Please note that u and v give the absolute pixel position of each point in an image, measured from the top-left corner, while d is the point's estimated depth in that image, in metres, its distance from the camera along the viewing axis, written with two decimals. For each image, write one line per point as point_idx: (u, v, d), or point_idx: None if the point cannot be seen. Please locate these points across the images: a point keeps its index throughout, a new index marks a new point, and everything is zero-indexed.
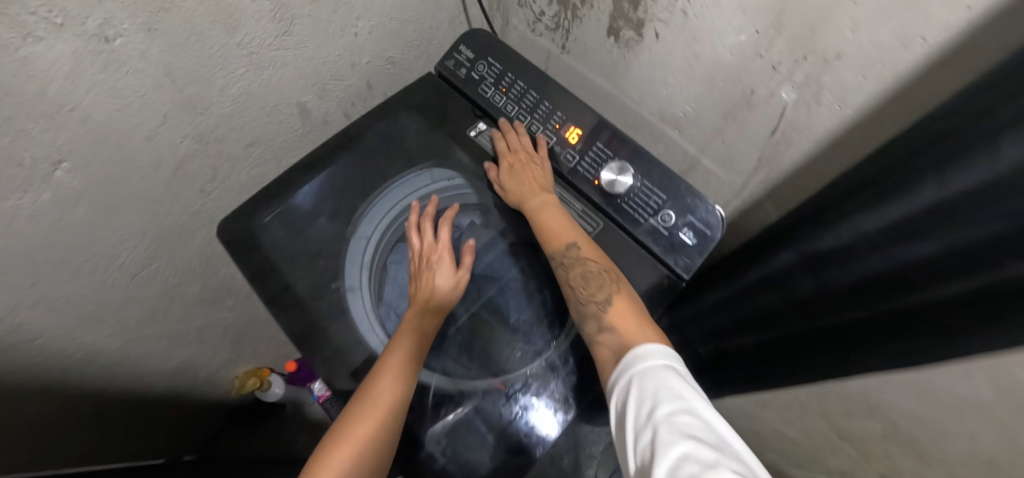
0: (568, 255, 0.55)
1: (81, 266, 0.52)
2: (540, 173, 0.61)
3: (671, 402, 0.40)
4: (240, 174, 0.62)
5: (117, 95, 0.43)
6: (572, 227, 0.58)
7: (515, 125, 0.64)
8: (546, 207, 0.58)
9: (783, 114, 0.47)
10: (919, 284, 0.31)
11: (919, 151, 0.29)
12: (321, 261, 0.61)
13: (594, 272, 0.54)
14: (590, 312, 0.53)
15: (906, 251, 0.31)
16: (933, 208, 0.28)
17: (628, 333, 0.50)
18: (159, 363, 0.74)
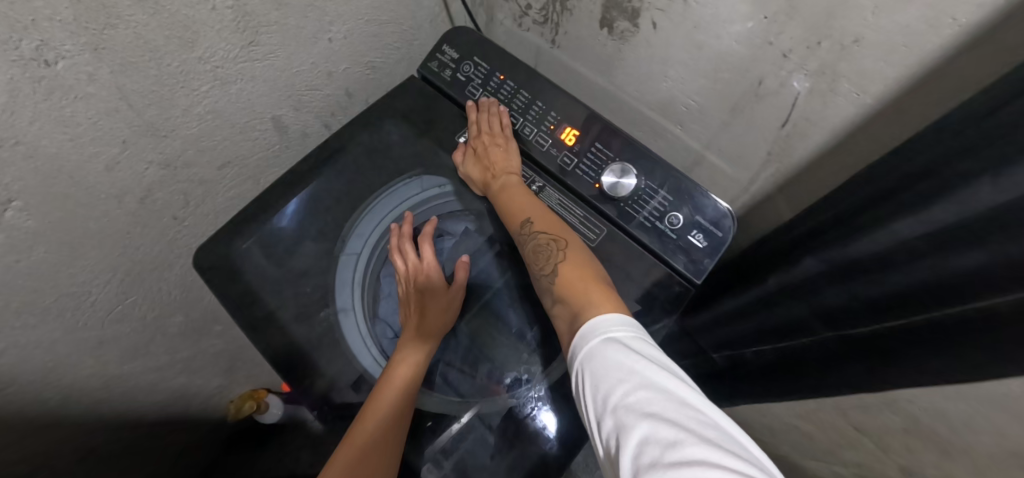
0: (521, 233, 0.54)
1: (48, 308, 0.47)
2: (495, 149, 0.58)
3: (623, 380, 0.36)
4: (214, 198, 0.58)
5: (66, 124, 0.38)
6: (524, 204, 0.55)
7: (485, 104, 0.61)
8: (502, 189, 0.57)
9: (796, 104, 0.44)
10: (953, 300, 0.28)
11: (972, 148, 0.25)
12: (308, 284, 0.58)
13: (545, 245, 0.52)
14: (545, 287, 0.52)
15: (941, 264, 0.28)
16: (980, 216, 0.25)
17: (578, 300, 0.47)
18: (148, 398, 0.69)
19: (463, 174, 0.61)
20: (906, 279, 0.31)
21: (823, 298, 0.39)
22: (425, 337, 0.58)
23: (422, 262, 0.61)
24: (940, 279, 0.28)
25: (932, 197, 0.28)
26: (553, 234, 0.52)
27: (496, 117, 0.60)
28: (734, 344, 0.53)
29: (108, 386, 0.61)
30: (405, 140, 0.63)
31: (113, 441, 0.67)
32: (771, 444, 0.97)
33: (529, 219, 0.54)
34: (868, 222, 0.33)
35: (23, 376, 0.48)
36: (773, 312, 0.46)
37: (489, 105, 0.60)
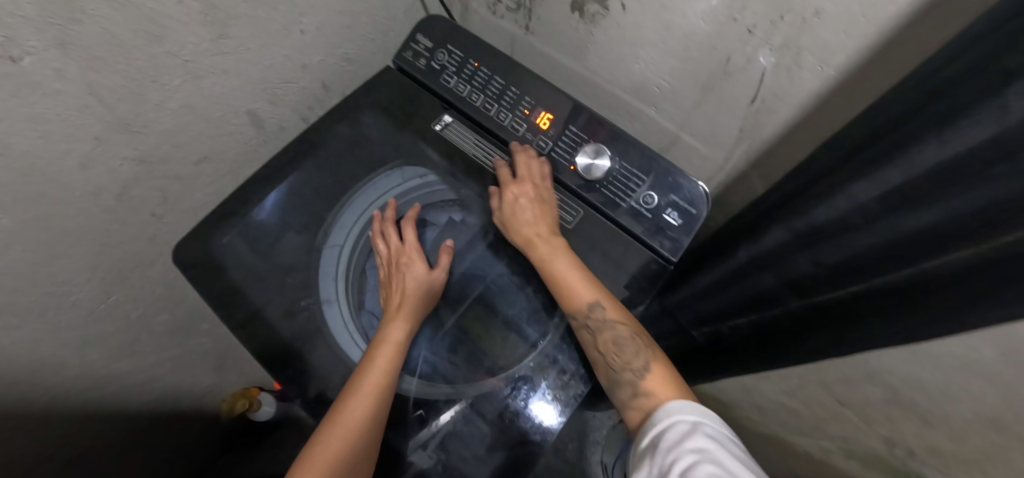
0: (594, 318, 0.52)
1: (28, 308, 0.47)
2: (551, 215, 0.57)
3: (691, 453, 0.39)
4: (193, 194, 0.58)
5: (36, 121, 0.38)
6: (595, 281, 0.53)
7: (527, 149, 0.58)
8: (558, 257, 0.54)
9: (762, 80, 0.44)
10: (919, 255, 0.29)
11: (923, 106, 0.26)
12: (291, 278, 0.57)
13: (626, 335, 0.52)
14: (622, 379, 0.52)
15: (903, 221, 0.29)
16: (937, 169, 0.26)
17: (663, 393, 0.49)
18: (136, 397, 0.69)
19: (508, 226, 0.57)
20: (871, 240, 0.32)
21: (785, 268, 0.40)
22: (404, 314, 0.58)
23: (404, 245, 0.62)
24: (899, 239, 0.30)
25: (885, 159, 0.29)
26: (628, 321, 0.52)
27: (537, 164, 0.57)
28: (710, 319, 0.55)
29: (95, 386, 0.61)
30: (383, 132, 0.62)
31: (103, 442, 0.68)
32: (762, 422, 0.99)
33: (602, 302, 0.52)
34: (827, 188, 0.34)
35: (7, 377, 0.49)
36: (744, 284, 0.47)
37: (539, 159, 0.57)
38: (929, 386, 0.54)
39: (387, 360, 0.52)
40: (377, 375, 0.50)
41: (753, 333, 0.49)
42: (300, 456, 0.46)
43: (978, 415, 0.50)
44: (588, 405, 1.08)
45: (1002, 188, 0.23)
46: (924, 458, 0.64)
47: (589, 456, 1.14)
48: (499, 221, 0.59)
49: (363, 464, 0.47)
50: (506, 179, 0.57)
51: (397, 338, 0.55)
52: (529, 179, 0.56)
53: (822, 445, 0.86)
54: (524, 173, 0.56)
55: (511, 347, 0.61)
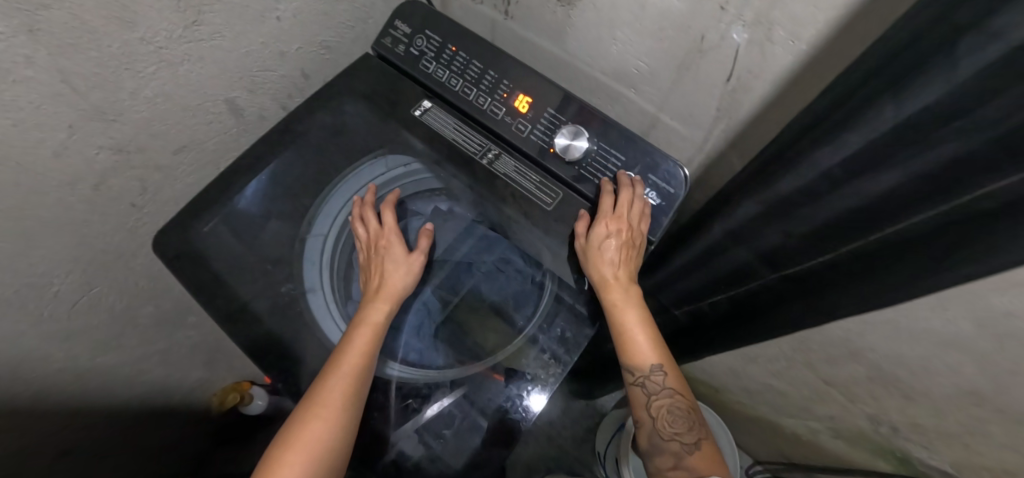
0: (653, 380, 0.52)
1: (9, 300, 0.47)
2: (632, 261, 0.55)
3: None
4: (173, 184, 0.58)
5: (8, 108, 0.38)
6: (659, 342, 0.53)
7: (633, 184, 0.54)
8: (633, 310, 0.53)
9: (736, 56, 0.44)
10: (895, 216, 0.30)
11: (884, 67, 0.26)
12: (272, 268, 0.57)
13: (681, 406, 0.52)
14: (666, 445, 0.51)
15: (872, 183, 0.29)
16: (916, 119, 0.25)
17: (704, 468, 0.48)
18: (124, 391, 0.69)
19: (589, 257, 0.54)
20: (851, 204, 0.32)
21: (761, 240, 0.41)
22: (386, 295, 0.57)
23: (383, 228, 0.60)
24: (885, 198, 0.30)
25: (851, 124, 0.29)
26: (686, 394, 0.52)
27: (638, 203, 0.53)
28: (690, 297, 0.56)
29: (81, 379, 0.61)
30: (363, 120, 0.61)
31: (93, 436, 0.68)
32: (750, 404, 1.01)
33: (665, 367, 0.52)
34: (793, 157, 0.34)
35: None
36: (720, 261, 0.47)
37: (642, 201, 0.53)
38: (909, 362, 0.55)
39: (365, 342, 0.52)
40: (355, 357, 0.50)
41: (736, 308, 0.50)
42: (277, 438, 0.46)
43: (957, 388, 0.51)
44: (579, 392, 1.08)
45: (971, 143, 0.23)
46: (907, 434, 0.65)
47: (582, 444, 1.14)
48: (579, 250, 0.55)
49: (342, 446, 0.47)
50: (605, 208, 0.53)
51: (377, 319, 0.54)
52: (627, 219, 0.52)
53: (810, 426, 0.87)
54: (625, 212, 0.52)
55: (501, 333, 0.62)
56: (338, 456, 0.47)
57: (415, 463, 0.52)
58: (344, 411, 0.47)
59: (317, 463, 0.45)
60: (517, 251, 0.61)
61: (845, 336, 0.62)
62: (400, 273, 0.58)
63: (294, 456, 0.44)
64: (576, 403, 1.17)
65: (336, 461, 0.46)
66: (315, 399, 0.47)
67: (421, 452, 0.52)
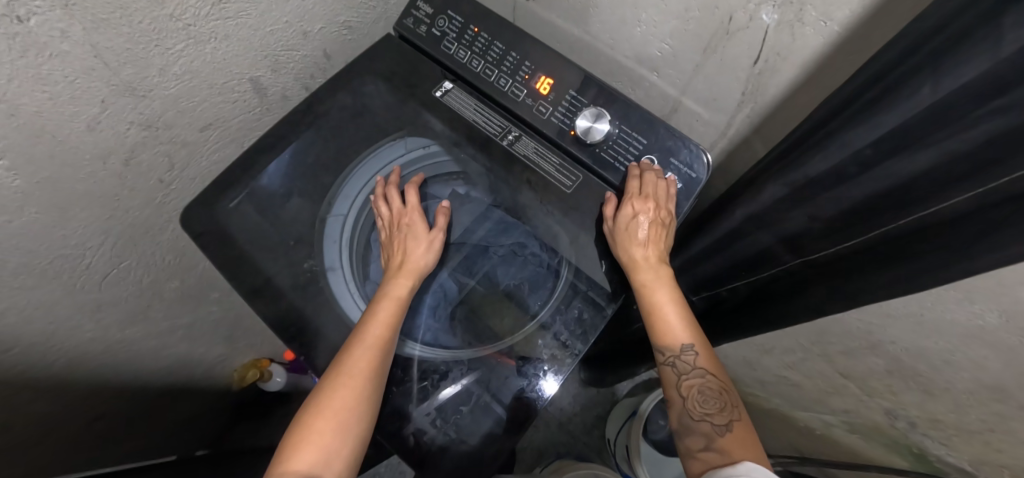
0: (683, 359, 0.52)
1: (45, 270, 0.49)
2: (662, 241, 0.55)
3: None
4: (198, 161, 0.59)
5: (44, 82, 0.39)
6: (690, 321, 0.53)
7: (655, 169, 0.54)
8: (659, 288, 0.53)
9: (766, 37, 0.42)
10: (918, 203, 0.30)
11: (927, 42, 0.25)
12: (293, 245, 0.58)
13: (712, 387, 0.51)
14: (696, 427, 0.49)
15: (902, 166, 0.29)
16: (965, 92, 0.24)
17: (736, 451, 0.45)
18: (150, 363, 0.72)
19: (615, 237, 0.54)
20: (882, 186, 0.31)
21: (783, 224, 0.41)
22: (409, 271, 0.57)
23: (405, 208, 0.61)
24: (920, 182, 0.29)
25: (888, 103, 0.28)
26: (718, 376, 0.51)
27: (663, 184, 0.53)
28: (708, 285, 0.56)
29: (111, 351, 0.63)
30: (383, 100, 0.62)
31: (122, 405, 0.70)
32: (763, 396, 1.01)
33: (696, 347, 0.51)
34: (823, 137, 0.34)
35: (27, 338, 0.51)
36: (741, 245, 0.48)
37: (668, 181, 0.53)
38: (931, 356, 0.54)
39: (389, 315, 0.53)
40: (380, 328, 0.51)
41: (754, 295, 0.50)
42: (305, 405, 0.47)
43: (980, 384, 0.50)
44: (592, 379, 1.09)
45: (992, 129, 0.23)
46: (925, 430, 0.64)
47: (591, 430, 1.15)
48: (607, 234, 0.56)
49: (367, 416, 0.48)
50: (631, 190, 0.53)
51: (401, 293, 0.55)
52: (654, 198, 0.52)
53: (824, 419, 0.86)
54: (649, 192, 0.52)
55: (515, 319, 0.61)
56: (363, 428, 0.47)
57: (431, 439, 0.53)
58: (369, 381, 0.48)
59: (343, 431, 0.46)
60: (533, 237, 0.59)
61: (866, 328, 0.61)
62: (421, 250, 0.59)
63: (322, 423, 0.45)
64: (587, 391, 1.18)
65: (361, 432, 0.47)
66: (341, 369, 0.48)
67: (436, 430, 0.53)
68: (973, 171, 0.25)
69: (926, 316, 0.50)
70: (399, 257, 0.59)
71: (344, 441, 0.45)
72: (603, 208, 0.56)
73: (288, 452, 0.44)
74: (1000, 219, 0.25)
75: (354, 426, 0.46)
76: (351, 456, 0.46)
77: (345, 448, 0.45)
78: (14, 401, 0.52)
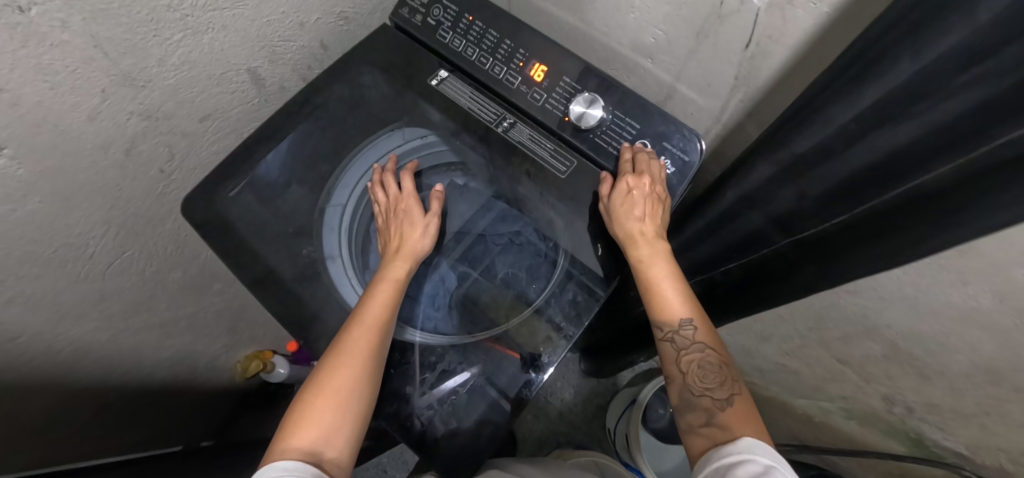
0: (683, 334, 0.52)
1: (49, 259, 0.50)
2: (659, 216, 0.54)
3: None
4: (198, 151, 0.60)
5: (45, 72, 0.39)
6: (690, 298, 0.52)
7: (648, 150, 0.54)
8: (658, 264, 0.52)
9: (756, 20, 0.43)
10: (902, 177, 0.30)
11: (906, 15, 0.25)
12: (292, 234, 0.59)
13: (711, 361, 0.51)
14: (698, 403, 0.49)
15: (886, 139, 0.30)
16: (942, 63, 0.24)
17: (737, 427, 0.45)
18: (154, 353, 0.73)
19: (613, 213, 0.53)
20: (866, 161, 0.32)
21: (773, 204, 0.42)
22: (406, 254, 0.58)
23: (402, 194, 0.61)
24: (903, 156, 0.29)
25: (870, 79, 0.29)
26: (717, 350, 0.51)
27: (657, 163, 0.53)
28: (700, 269, 0.57)
29: (115, 339, 0.64)
30: (379, 90, 0.62)
31: (129, 396, 0.72)
32: (762, 385, 1.01)
33: (695, 322, 0.51)
34: (810, 115, 0.34)
35: (33, 326, 0.52)
36: (730, 229, 0.48)
37: (660, 161, 0.53)
38: (926, 339, 0.54)
39: (387, 296, 0.54)
40: (378, 308, 0.52)
41: (746, 277, 0.51)
42: (306, 383, 0.48)
43: (974, 366, 0.50)
44: (592, 369, 1.09)
45: (971, 97, 0.23)
46: (922, 414, 0.65)
47: (592, 420, 1.16)
48: (604, 211, 0.55)
49: (367, 394, 0.48)
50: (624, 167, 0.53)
51: (398, 276, 0.56)
52: (648, 175, 0.52)
53: (823, 406, 0.87)
54: (643, 170, 0.52)
55: (509, 307, 0.61)
56: (364, 404, 0.48)
57: (426, 420, 0.54)
58: (368, 359, 0.49)
59: (344, 407, 0.46)
60: (533, 227, 0.60)
61: (861, 312, 0.61)
62: (416, 234, 0.59)
63: (323, 400, 0.46)
64: (587, 381, 1.18)
65: (361, 408, 0.48)
66: (340, 347, 0.49)
67: (432, 409, 0.54)
68: (954, 140, 0.26)
69: (920, 299, 0.50)
70: (395, 241, 0.59)
71: (345, 418, 0.46)
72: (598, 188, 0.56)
73: (289, 429, 0.45)
74: (983, 188, 0.25)
75: (354, 403, 0.47)
76: (353, 433, 0.46)
77: (347, 425, 0.46)
78: (21, 388, 0.53)
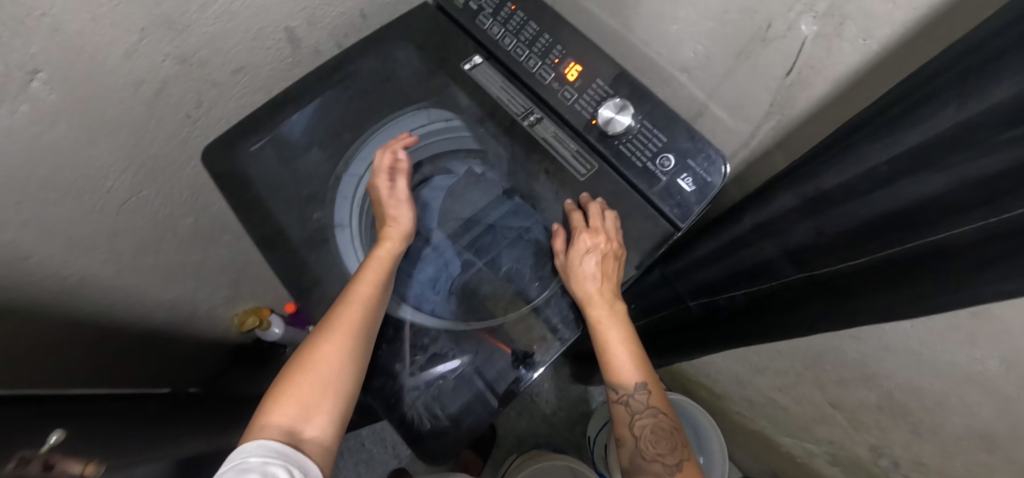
0: (636, 399, 0.54)
1: (67, 187, 0.51)
2: (614, 273, 0.55)
3: None
4: (227, 102, 0.61)
5: (89, 4, 0.40)
6: (642, 360, 0.54)
7: (605, 210, 0.55)
8: (609, 327, 0.53)
9: (801, 49, 0.42)
10: (922, 228, 0.30)
11: (955, 63, 0.25)
12: (305, 196, 0.59)
13: (663, 426, 0.55)
14: (650, 467, 0.54)
15: (915, 186, 0.29)
16: (984, 119, 0.24)
17: None
18: (156, 295, 0.74)
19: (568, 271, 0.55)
20: (895, 204, 0.31)
21: (791, 236, 0.42)
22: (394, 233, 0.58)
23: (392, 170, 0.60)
24: (933, 205, 0.29)
25: (910, 123, 0.28)
26: (668, 415, 0.55)
27: (610, 218, 0.54)
28: (705, 291, 0.57)
29: (120, 276, 0.65)
30: (411, 66, 0.62)
31: (127, 333, 0.73)
32: (750, 419, 1.00)
33: (648, 387, 0.54)
34: (842, 150, 0.34)
35: (44, 250, 0.53)
36: (746, 252, 0.48)
37: (613, 213, 0.55)
38: (925, 395, 0.54)
39: (376, 277, 0.54)
40: (365, 289, 0.52)
41: (748, 306, 0.51)
42: (290, 364, 0.48)
43: (969, 429, 0.50)
44: (580, 374, 1.10)
45: (1008, 156, 0.23)
46: (908, 470, 0.64)
47: (574, 426, 1.16)
48: (561, 266, 0.56)
49: (351, 376, 0.49)
50: (577, 224, 0.54)
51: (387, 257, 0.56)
52: (604, 233, 0.53)
53: (808, 448, 0.86)
54: (597, 225, 0.54)
55: (508, 302, 0.60)
56: (348, 386, 0.48)
57: (410, 401, 0.54)
58: (353, 341, 0.50)
59: (327, 389, 0.47)
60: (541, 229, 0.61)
61: (861, 360, 0.60)
62: (406, 213, 0.59)
63: (305, 380, 0.47)
64: (574, 387, 1.18)
65: (345, 390, 0.48)
66: (330, 325, 0.49)
67: (419, 390, 0.54)
68: (986, 200, 0.25)
69: (927, 357, 0.49)
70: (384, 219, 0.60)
71: (328, 400, 0.47)
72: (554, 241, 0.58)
73: (269, 408, 0.45)
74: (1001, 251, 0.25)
75: (337, 384, 0.47)
76: (336, 414, 0.47)
77: (336, 403, 0.47)
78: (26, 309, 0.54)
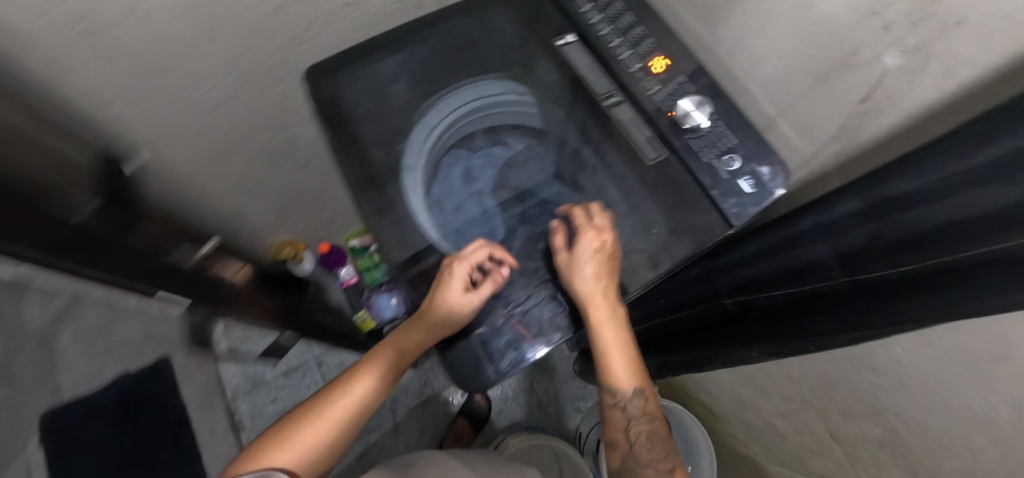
0: (632, 405, 0.60)
1: (176, 80, 0.55)
2: (609, 277, 0.58)
3: None
4: (332, 32, 0.65)
5: None
6: (637, 367, 0.60)
7: (605, 222, 0.59)
8: (607, 327, 0.57)
9: (881, 81, 0.45)
10: (974, 238, 0.33)
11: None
12: (385, 131, 0.63)
13: (657, 434, 0.60)
14: (642, 470, 0.59)
15: (978, 198, 0.32)
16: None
17: None
18: (215, 203, 0.79)
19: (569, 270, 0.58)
20: (957, 216, 0.34)
21: (845, 238, 0.46)
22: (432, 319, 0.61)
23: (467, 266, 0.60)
24: (983, 219, 0.32)
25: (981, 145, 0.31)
26: (660, 422, 0.61)
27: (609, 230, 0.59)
28: (744, 289, 0.63)
29: (191, 175, 0.70)
30: (507, 32, 0.66)
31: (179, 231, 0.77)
32: (745, 443, 1.02)
33: (642, 394, 0.60)
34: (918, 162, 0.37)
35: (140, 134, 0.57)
36: (797, 252, 0.53)
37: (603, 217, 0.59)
38: (929, 435, 0.56)
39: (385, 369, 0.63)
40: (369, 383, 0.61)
41: (786, 304, 0.55)
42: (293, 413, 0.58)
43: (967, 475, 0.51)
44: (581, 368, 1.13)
45: None
46: None
47: None
48: (562, 262, 0.60)
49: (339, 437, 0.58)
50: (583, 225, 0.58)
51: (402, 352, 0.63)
52: (607, 237, 0.58)
53: None
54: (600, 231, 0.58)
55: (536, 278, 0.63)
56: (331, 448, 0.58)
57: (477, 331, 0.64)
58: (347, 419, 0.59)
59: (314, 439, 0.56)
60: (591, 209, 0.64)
61: (873, 392, 0.62)
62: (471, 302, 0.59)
63: (300, 431, 0.56)
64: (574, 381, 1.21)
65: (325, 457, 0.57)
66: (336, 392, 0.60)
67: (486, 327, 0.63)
68: None
69: (938, 392, 0.51)
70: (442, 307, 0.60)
71: (311, 453, 0.55)
72: (555, 237, 0.61)
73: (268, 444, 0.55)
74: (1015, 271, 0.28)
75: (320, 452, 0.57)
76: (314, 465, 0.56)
77: (324, 451, 0.57)
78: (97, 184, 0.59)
